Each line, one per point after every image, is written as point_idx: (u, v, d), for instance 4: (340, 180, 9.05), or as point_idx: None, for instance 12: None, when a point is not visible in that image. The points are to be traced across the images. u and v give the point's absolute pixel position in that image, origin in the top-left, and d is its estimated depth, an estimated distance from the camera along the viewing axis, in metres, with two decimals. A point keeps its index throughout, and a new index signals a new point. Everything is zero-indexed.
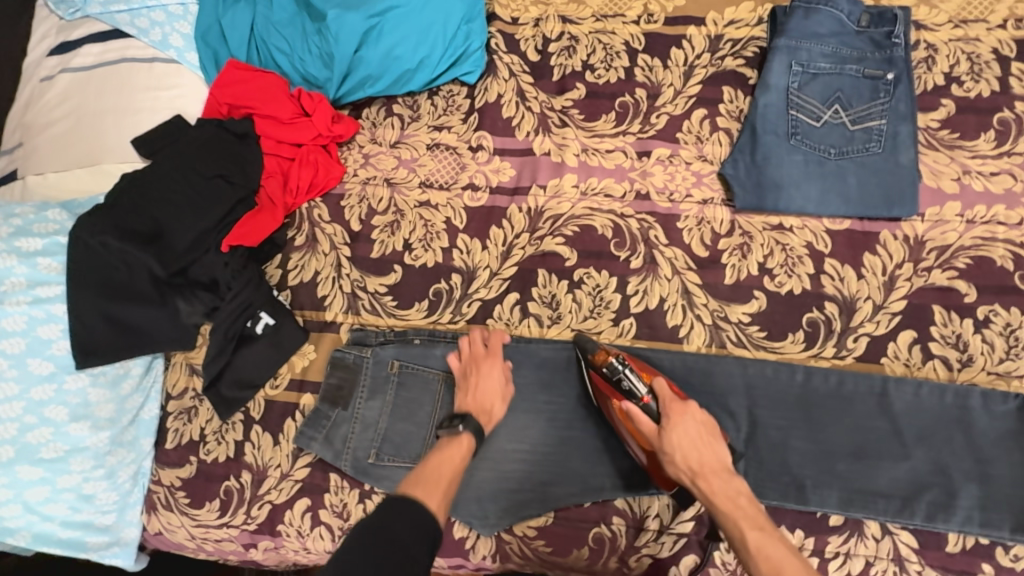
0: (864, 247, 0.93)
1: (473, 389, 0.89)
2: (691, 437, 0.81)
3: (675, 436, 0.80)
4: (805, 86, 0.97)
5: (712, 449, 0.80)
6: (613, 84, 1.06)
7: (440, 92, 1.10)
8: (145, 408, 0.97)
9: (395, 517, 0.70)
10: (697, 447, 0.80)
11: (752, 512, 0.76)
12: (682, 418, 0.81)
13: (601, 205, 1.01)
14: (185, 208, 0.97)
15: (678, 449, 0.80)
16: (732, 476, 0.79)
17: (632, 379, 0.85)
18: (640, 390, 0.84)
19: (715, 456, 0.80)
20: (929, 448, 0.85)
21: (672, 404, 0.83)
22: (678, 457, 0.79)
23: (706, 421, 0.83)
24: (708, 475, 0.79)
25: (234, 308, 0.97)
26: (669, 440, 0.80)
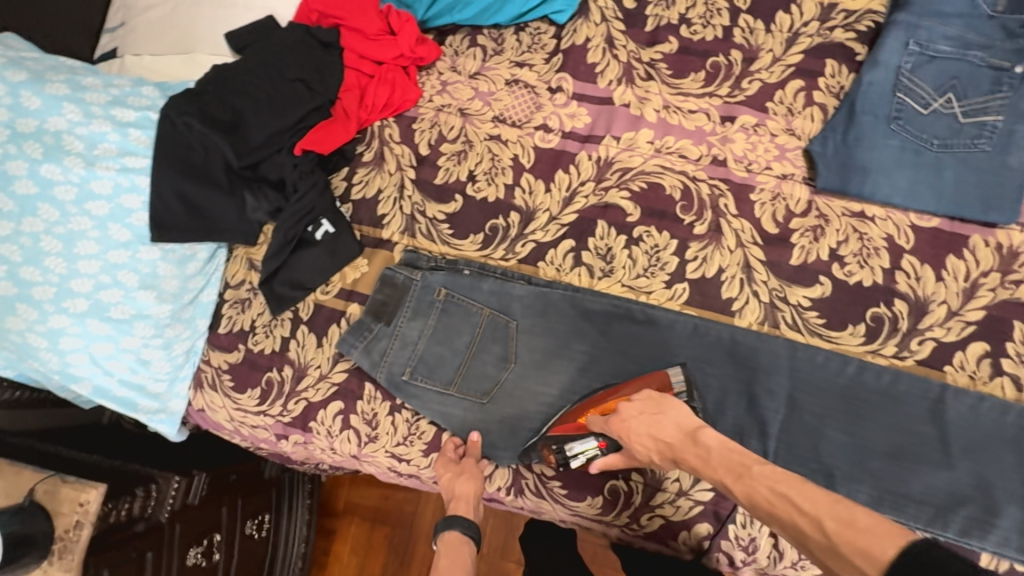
0: (949, 249, 0.88)
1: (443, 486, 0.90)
2: (644, 433, 0.78)
3: (635, 441, 0.79)
4: (918, 68, 0.90)
5: (663, 424, 0.78)
6: (708, 42, 1.01)
7: (528, 28, 1.08)
8: (205, 291, 1.03)
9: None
10: (650, 434, 0.77)
11: (730, 459, 0.72)
12: (628, 429, 0.79)
13: (674, 165, 0.98)
14: (265, 105, 1.00)
15: (643, 444, 0.78)
16: (699, 440, 0.75)
17: (576, 452, 0.85)
18: (591, 450, 0.85)
19: (667, 425, 0.77)
20: (977, 462, 0.80)
21: (610, 423, 0.81)
22: (649, 451, 0.78)
23: (635, 412, 0.79)
24: (678, 448, 0.76)
25: (298, 210, 1.01)
26: (634, 450, 0.79)
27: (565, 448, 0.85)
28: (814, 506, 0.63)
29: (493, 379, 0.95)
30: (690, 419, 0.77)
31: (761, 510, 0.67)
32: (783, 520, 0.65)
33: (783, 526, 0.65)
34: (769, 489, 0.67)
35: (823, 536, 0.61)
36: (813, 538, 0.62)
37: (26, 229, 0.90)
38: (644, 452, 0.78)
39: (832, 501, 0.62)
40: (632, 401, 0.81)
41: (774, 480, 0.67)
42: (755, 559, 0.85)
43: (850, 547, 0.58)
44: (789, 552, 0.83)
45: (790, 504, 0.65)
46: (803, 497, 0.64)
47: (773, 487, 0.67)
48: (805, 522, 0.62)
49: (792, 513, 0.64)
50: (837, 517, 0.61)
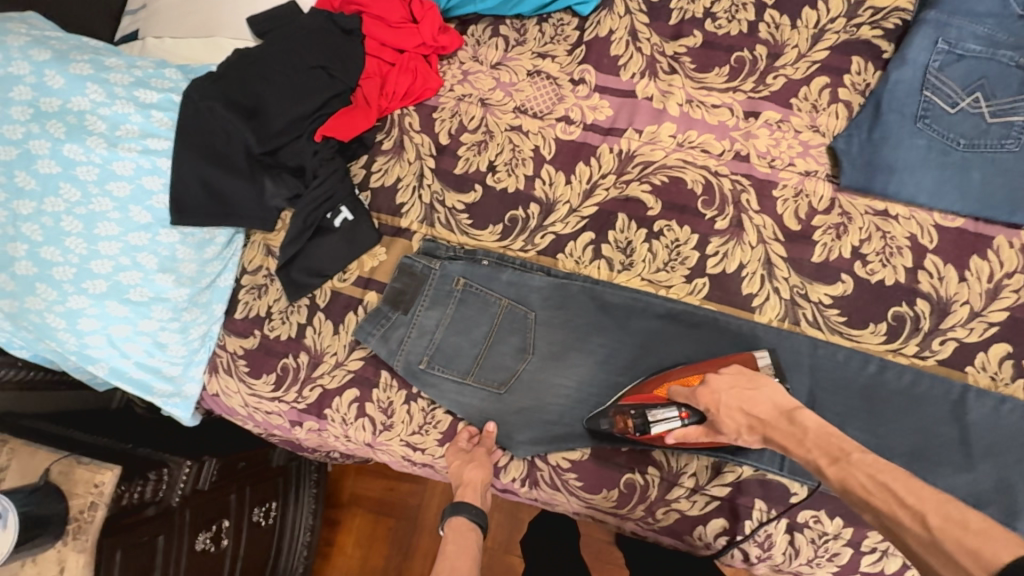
0: (973, 250, 0.87)
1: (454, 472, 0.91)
2: (735, 406, 0.76)
3: (724, 415, 0.77)
4: (946, 67, 0.90)
5: (757, 400, 0.76)
6: (733, 36, 1.01)
7: (551, 19, 1.07)
8: (223, 276, 1.02)
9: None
10: (743, 408, 0.76)
11: (828, 442, 0.68)
12: (718, 400, 0.77)
13: (696, 159, 0.97)
14: (285, 91, 1.00)
15: (732, 419, 0.76)
16: (796, 418, 0.72)
17: (659, 419, 0.82)
18: (672, 421, 0.82)
19: (762, 400, 0.76)
20: (997, 464, 0.80)
21: (698, 394, 0.79)
22: (739, 425, 0.76)
23: (731, 384, 0.78)
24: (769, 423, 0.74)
25: (317, 196, 1.01)
26: (721, 423, 0.77)
27: (647, 413, 0.83)
28: (920, 500, 0.58)
29: (510, 371, 0.94)
30: (786, 399, 0.75)
31: (855, 497, 0.62)
32: (879, 512, 0.60)
33: (878, 517, 0.60)
34: (868, 476, 0.62)
35: (924, 531, 0.56)
36: (912, 533, 0.56)
37: (47, 209, 0.90)
38: (733, 427, 0.77)
39: (943, 499, 0.57)
40: (725, 372, 0.80)
41: (874, 468, 0.62)
42: (770, 556, 0.85)
43: (958, 547, 0.52)
44: (805, 550, 0.83)
45: (890, 493, 0.60)
46: (907, 490, 0.59)
47: (872, 475, 0.62)
48: (905, 514, 0.58)
49: (894, 507, 0.59)
50: (946, 515, 0.55)
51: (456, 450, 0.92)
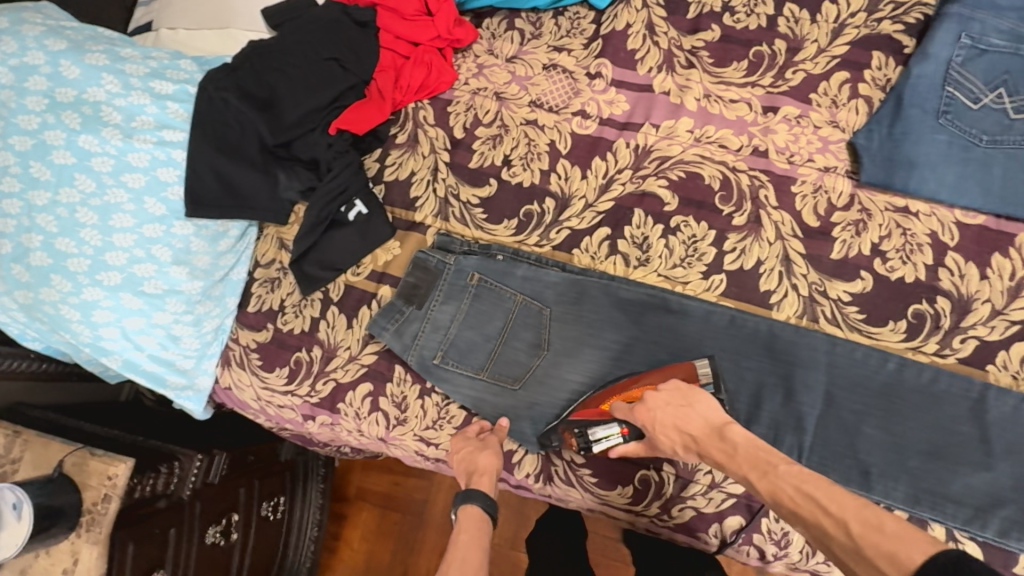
0: (995, 247, 0.86)
1: (463, 458, 0.89)
2: (670, 424, 0.76)
3: (659, 432, 0.77)
4: (970, 62, 0.89)
5: (690, 418, 0.76)
6: (752, 30, 1.00)
7: (567, 13, 1.07)
8: (236, 269, 1.02)
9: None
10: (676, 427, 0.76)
11: (755, 455, 0.70)
12: (652, 419, 0.77)
13: (713, 154, 0.96)
14: (299, 84, 0.99)
15: (667, 436, 0.77)
16: (726, 435, 0.73)
17: (600, 437, 0.84)
18: (615, 438, 0.84)
19: (695, 418, 0.76)
20: (1019, 464, 0.79)
21: (635, 412, 0.79)
22: (673, 442, 0.77)
23: (663, 404, 0.77)
24: (703, 441, 0.74)
25: (331, 190, 1.00)
26: (658, 440, 0.78)
27: (588, 432, 0.85)
28: (842, 509, 0.62)
29: (525, 366, 0.94)
30: (717, 415, 0.75)
31: (785, 509, 0.66)
32: (808, 521, 0.64)
33: (807, 527, 0.64)
34: (795, 488, 0.65)
35: (849, 538, 0.60)
36: (835, 539, 0.61)
37: (63, 200, 0.90)
38: (669, 443, 0.77)
39: (860, 505, 0.62)
40: (659, 390, 0.79)
41: (798, 479, 0.66)
42: (787, 554, 0.84)
43: (877, 552, 0.57)
44: None
45: (815, 504, 0.64)
46: (830, 499, 0.63)
47: (799, 486, 0.65)
48: (830, 523, 0.62)
49: (817, 515, 0.63)
50: (865, 521, 0.60)
51: (467, 440, 0.91)
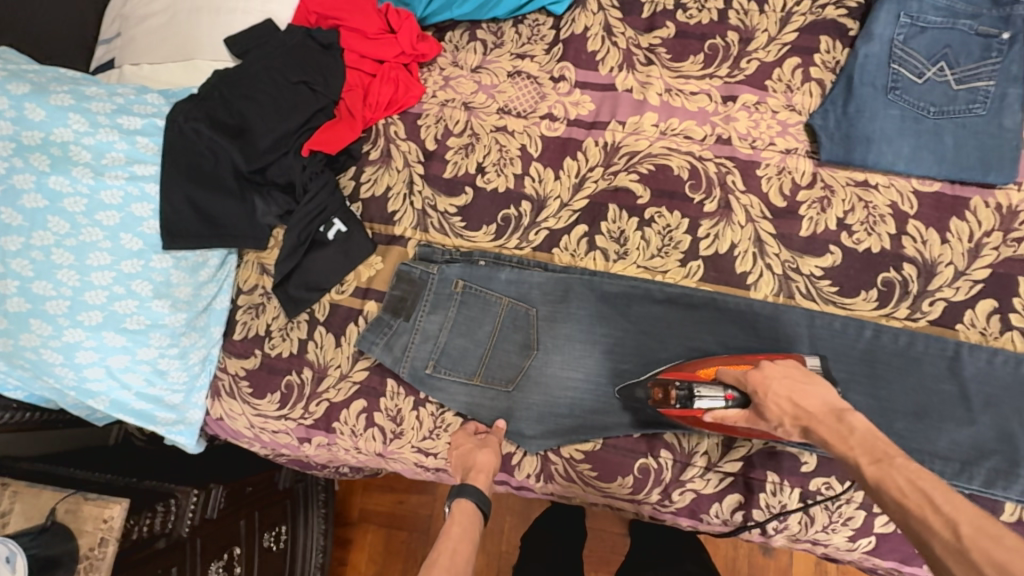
0: (952, 212, 0.90)
1: (461, 455, 0.90)
2: (785, 394, 0.73)
3: (770, 401, 0.74)
4: (911, 39, 0.93)
5: (808, 393, 0.73)
6: (705, 25, 1.04)
7: (526, 20, 1.09)
8: (218, 298, 1.02)
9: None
10: (784, 401, 0.73)
11: (872, 443, 0.65)
12: (768, 385, 0.75)
13: (680, 146, 1.00)
14: (270, 109, 1.00)
15: (778, 406, 0.73)
16: (845, 417, 0.69)
17: (704, 395, 0.81)
18: (714, 400, 0.80)
19: (817, 397, 0.73)
20: (997, 415, 0.82)
21: (749, 374, 0.77)
22: (783, 413, 0.73)
23: (777, 375, 0.75)
24: (819, 420, 0.71)
25: (309, 211, 1.01)
26: (767, 408, 0.74)
27: (693, 386, 0.82)
28: (956, 510, 0.56)
29: (516, 367, 0.95)
30: (838, 401, 0.72)
31: (885, 496, 0.61)
32: (909, 513, 0.58)
33: (905, 518, 0.59)
34: (907, 480, 0.60)
35: (954, 537, 0.54)
36: (937, 536, 0.55)
37: (36, 243, 0.89)
38: (777, 414, 0.74)
39: (977, 512, 0.55)
40: (778, 362, 0.77)
41: (916, 474, 0.60)
42: (787, 526, 0.86)
43: (985, 558, 0.51)
44: (819, 517, 0.85)
45: (925, 499, 0.58)
46: (944, 501, 0.58)
47: (913, 480, 0.60)
48: (937, 520, 0.56)
49: (924, 508, 0.58)
50: (978, 526, 0.54)
51: (469, 437, 0.91)
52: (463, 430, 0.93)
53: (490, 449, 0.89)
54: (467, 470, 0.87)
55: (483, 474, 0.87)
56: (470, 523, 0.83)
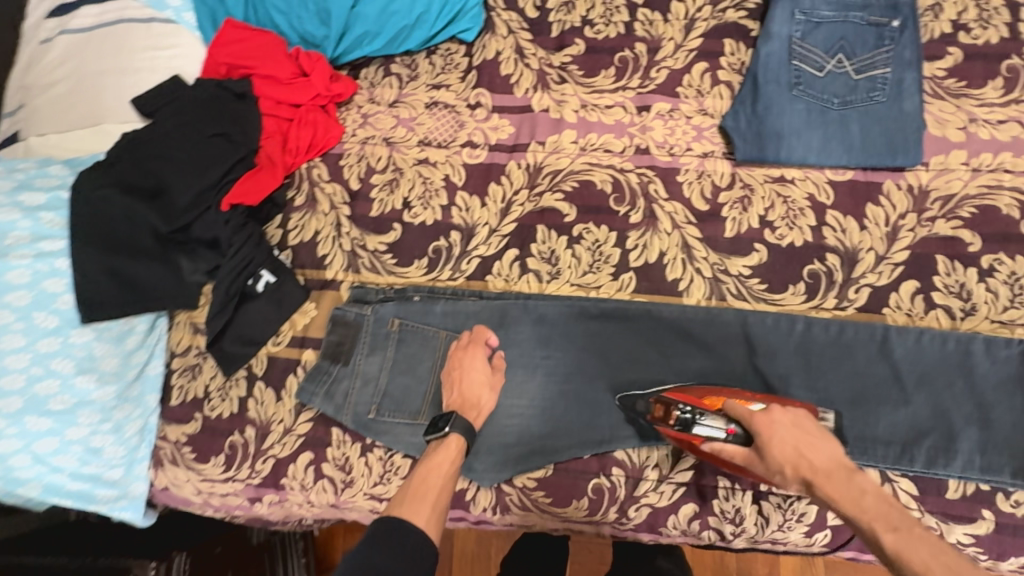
0: (867, 198, 0.92)
1: (457, 384, 0.89)
2: (792, 442, 0.71)
3: (774, 448, 0.72)
4: (808, 35, 0.95)
5: (818, 448, 0.72)
6: (613, 38, 1.05)
7: (438, 50, 1.09)
8: (151, 364, 0.99)
9: (383, 548, 0.69)
10: (794, 457, 0.71)
11: (887, 511, 0.66)
12: (775, 431, 0.72)
13: (601, 160, 1.00)
14: (185, 165, 0.98)
15: (780, 453, 0.71)
16: (855, 479, 0.69)
17: (707, 424, 0.77)
18: (716, 431, 0.77)
19: (826, 453, 0.72)
20: (930, 393, 0.84)
21: (756, 416, 0.74)
22: (786, 462, 0.71)
23: (789, 425, 0.73)
24: (826, 478, 0.70)
25: (235, 265, 0.99)
26: (771, 455, 0.71)
27: (700, 412, 0.78)
28: None
29: None
30: (843, 459, 0.72)
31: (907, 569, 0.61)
32: None
33: None
34: (931, 553, 0.60)
35: None
36: None
37: None
38: (778, 461, 0.71)
39: None
40: (789, 410, 0.75)
41: (938, 547, 0.61)
42: (744, 529, 0.86)
43: None
44: (774, 516, 0.84)
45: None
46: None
47: (936, 553, 0.60)
48: None
49: None
50: None
51: (481, 362, 0.90)
52: (478, 343, 0.92)
53: (494, 390, 0.90)
54: (464, 405, 0.88)
55: (477, 416, 0.88)
56: (453, 460, 0.82)
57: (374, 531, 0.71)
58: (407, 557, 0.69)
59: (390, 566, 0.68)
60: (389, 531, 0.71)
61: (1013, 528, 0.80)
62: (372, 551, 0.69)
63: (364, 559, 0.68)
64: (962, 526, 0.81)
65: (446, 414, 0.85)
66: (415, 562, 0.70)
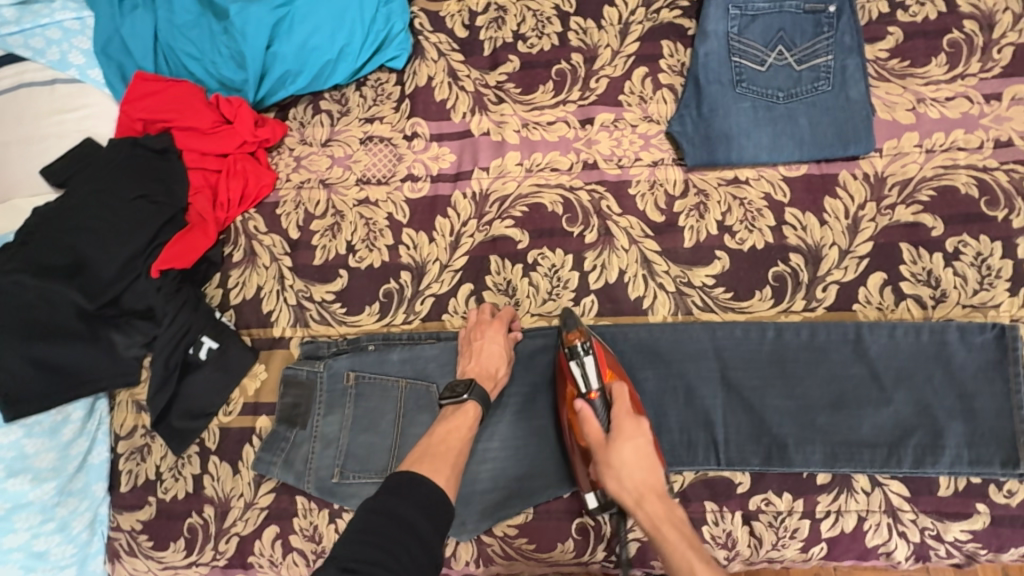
0: (824, 191, 0.89)
1: (476, 355, 0.85)
2: (640, 450, 0.74)
3: (623, 446, 0.73)
4: (745, 29, 0.92)
5: (657, 471, 0.74)
6: (548, 51, 1.01)
7: (368, 81, 1.04)
8: (94, 451, 0.92)
9: (405, 497, 0.67)
10: (632, 467, 0.73)
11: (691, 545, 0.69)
12: (634, 435, 0.74)
13: (549, 180, 0.96)
14: (107, 235, 0.91)
15: (625, 454, 0.73)
16: (673, 508, 0.73)
17: (587, 377, 0.77)
18: (587, 384, 0.77)
19: (660, 479, 0.74)
20: (909, 389, 0.81)
21: (629, 415, 0.75)
22: (626, 465, 0.73)
23: (646, 440, 0.75)
24: (651, 497, 0.72)
25: (173, 335, 0.92)
26: (618, 450, 0.73)
27: (591, 366, 0.77)
28: None
29: None
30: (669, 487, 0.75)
31: None
32: None
33: None
34: None
35: None
36: None
37: None
38: (619, 459, 0.73)
39: None
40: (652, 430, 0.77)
41: None
42: (738, 552, 0.81)
43: None
44: (767, 535, 0.80)
45: None
46: None
47: None
48: None
49: None
50: None
51: (503, 338, 0.86)
52: (502, 321, 0.87)
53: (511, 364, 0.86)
54: (483, 375, 0.84)
55: (494, 387, 0.84)
56: (470, 428, 0.80)
57: (392, 483, 0.68)
58: (425, 506, 0.67)
59: (411, 515, 0.65)
60: (409, 483, 0.69)
61: (1009, 519, 0.77)
62: (393, 500, 0.66)
63: (385, 507, 0.65)
64: (958, 523, 0.78)
65: (465, 380, 0.81)
66: (434, 515, 0.67)
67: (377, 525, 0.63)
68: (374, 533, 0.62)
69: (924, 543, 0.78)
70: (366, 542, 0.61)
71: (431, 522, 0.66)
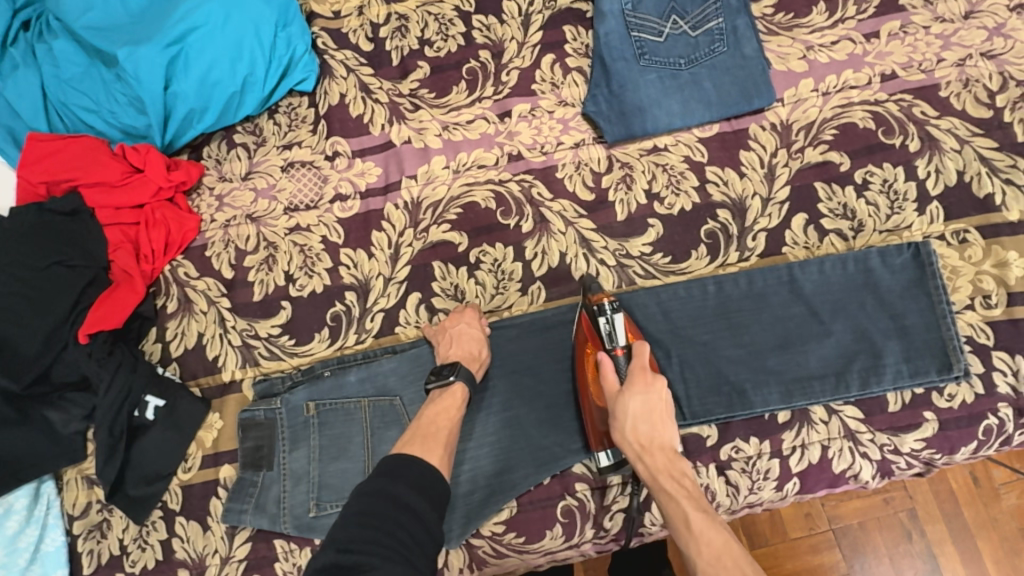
0: (737, 146, 0.93)
1: (454, 342, 0.85)
2: (647, 402, 0.76)
3: (631, 399, 0.76)
4: (639, 5, 0.95)
5: (663, 427, 0.75)
6: (455, 52, 1.01)
7: (280, 108, 1.02)
8: (47, 538, 0.87)
9: (399, 478, 0.67)
10: (641, 415, 0.75)
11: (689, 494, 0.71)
12: (644, 388, 0.76)
13: (477, 178, 0.96)
14: (23, 310, 0.86)
15: (630, 406, 0.75)
16: (674, 459, 0.74)
17: (610, 330, 0.80)
18: (613, 340, 0.80)
19: (666, 434, 0.75)
20: (846, 318, 0.85)
21: (644, 371, 0.78)
22: (630, 415, 0.75)
23: (658, 395, 0.77)
24: (654, 450, 0.74)
25: (113, 401, 0.87)
26: (626, 399, 0.76)
27: (615, 322, 0.80)
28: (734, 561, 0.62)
29: None
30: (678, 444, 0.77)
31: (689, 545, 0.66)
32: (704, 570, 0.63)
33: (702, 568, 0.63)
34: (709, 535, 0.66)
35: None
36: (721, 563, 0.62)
37: None
38: (624, 408, 0.75)
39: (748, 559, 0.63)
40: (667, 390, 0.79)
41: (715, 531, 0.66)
42: (719, 503, 0.83)
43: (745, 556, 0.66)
44: (742, 481, 0.82)
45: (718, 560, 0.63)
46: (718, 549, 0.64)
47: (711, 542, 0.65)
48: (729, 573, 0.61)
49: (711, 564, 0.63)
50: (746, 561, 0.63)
51: (479, 323, 0.87)
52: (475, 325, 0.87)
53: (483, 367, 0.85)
54: (467, 357, 0.84)
55: (479, 368, 0.85)
56: (454, 417, 0.80)
57: (383, 467, 0.69)
58: (420, 486, 0.68)
59: (406, 494, 0.66)
60: (403, 464, 0.69)
61: (955, 422, 0.82)
62: (386, 481, 0.67)
63: (378, 488, 0.66)
64: (911, 434, 0.82)
65: (450, 363, 0.82)
66: (431, 494, 0.68)
67: (372, 506, 0.64)
68: (371, 515, 0.63)
69: (885, 459, 0.82)
70: (362, 523, 0.62)
71: (427, 500, 0.67)
